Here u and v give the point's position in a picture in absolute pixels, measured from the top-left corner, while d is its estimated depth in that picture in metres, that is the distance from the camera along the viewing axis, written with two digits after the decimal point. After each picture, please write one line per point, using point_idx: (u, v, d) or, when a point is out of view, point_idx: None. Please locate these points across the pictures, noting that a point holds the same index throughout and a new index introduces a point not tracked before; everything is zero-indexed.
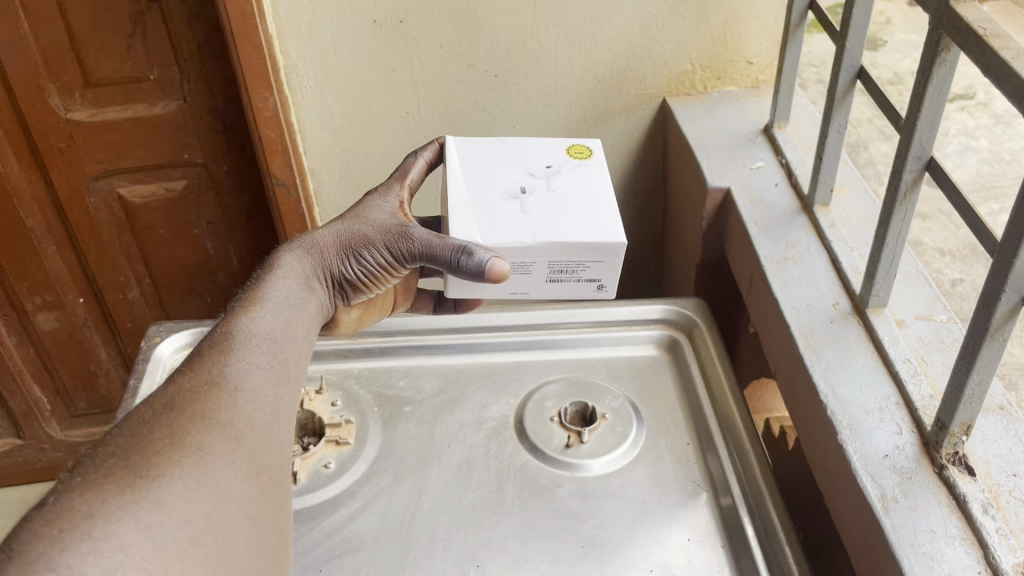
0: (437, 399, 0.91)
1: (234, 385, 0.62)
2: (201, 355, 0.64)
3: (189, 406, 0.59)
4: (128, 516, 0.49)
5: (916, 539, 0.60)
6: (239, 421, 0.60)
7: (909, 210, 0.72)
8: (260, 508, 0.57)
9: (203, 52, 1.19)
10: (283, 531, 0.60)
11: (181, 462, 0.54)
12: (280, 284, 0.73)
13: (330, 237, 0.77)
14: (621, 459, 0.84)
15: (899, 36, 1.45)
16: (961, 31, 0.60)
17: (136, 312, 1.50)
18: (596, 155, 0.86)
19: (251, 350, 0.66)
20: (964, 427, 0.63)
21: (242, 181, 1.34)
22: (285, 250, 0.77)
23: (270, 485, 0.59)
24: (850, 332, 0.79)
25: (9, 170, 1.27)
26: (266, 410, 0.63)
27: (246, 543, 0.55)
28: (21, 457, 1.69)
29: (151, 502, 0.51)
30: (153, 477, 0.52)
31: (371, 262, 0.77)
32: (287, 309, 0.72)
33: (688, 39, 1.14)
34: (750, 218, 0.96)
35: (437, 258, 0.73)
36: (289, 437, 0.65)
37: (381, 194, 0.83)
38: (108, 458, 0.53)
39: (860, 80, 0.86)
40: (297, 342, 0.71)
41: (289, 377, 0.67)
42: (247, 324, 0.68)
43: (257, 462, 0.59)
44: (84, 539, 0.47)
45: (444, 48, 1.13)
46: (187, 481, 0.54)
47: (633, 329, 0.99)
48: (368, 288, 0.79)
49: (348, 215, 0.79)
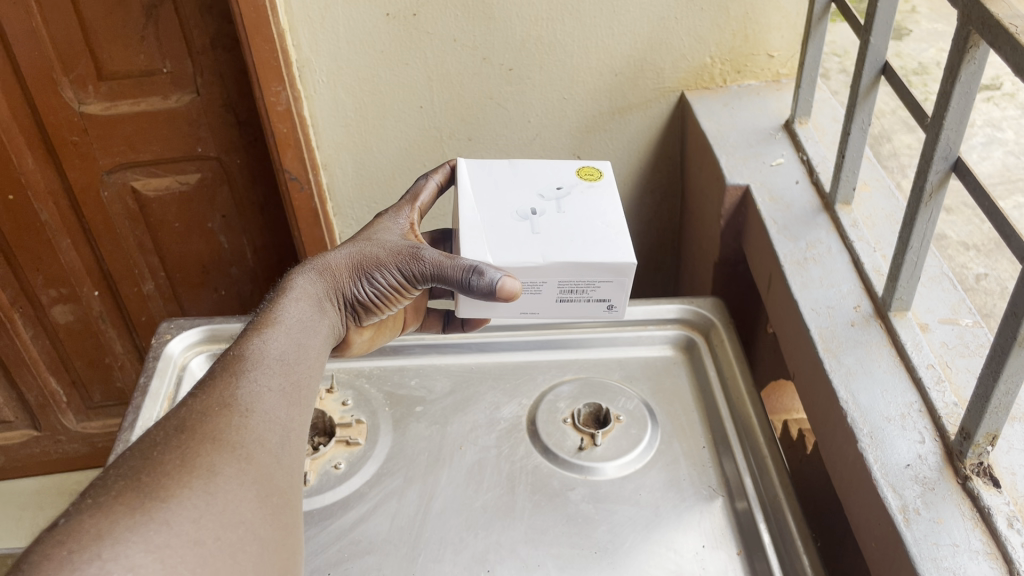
0: (449, 400, 0.90)
1: (245, 406, 0.61)
2: (212, 377, 0.63)
3: (199, 428, 0.58)
4: (136, 536, 0.49)
5: (938, 553, 0.58)
6: (249, 442, 0.59)
7: (934, 210, 0.70)
8: (271, 528, 0.56)
9: (216, 45, 1.18)
10: (294, 550, 0.58)
11: (190, 483, 0.54)
12: (293, 306, 0.72)
13: (342, 259, 0.76)
14: (636, 462, 0.83)
15: (924, 25, 1.41)
16: (991, 29, 0.57)
17: (151, 304, 1.51)
18: (607, 177, 0.85)
19: (263, 372, 0.65)
20: (989, 437, 0.61)
21: (255, 174, 1.33)
22: (298, 271, 0.76)
23: (281, 506, 0.58)
24: (871, 336, 0.77)
25: (23, 163, 1.28)
26: (277, 431, 0.62)
27: (256, 564, 0.54)
28: (38, 448, 1.71)
29: (159, 522, 0.51)
30: (162, 498, 0.52)
31: (383, 285, 0.76)
32: (300, 330, 0.71)
33: (708, 32, 1.12)
34: (769, 217, 0.94)
35: (448, 279, 0.72)
36: (300, 456, 0.64)
37: (392, 216, 0.82)
38: (118, 478, 0.53)
39: (884, 75, 0.83)
40: (309, 363, 0.70)
41: (300, 399, 0.66)
42: (259, 345, 0.67)
43: (267, 483, 0.58)
44: (92, 561, 0.47)
45: (459, 42, 1.11)
46: (195, 501, 0.53)
47: (648, 329, 0.97)
48: (379, 310, 0.78)
49: (360, 237, 0.79)
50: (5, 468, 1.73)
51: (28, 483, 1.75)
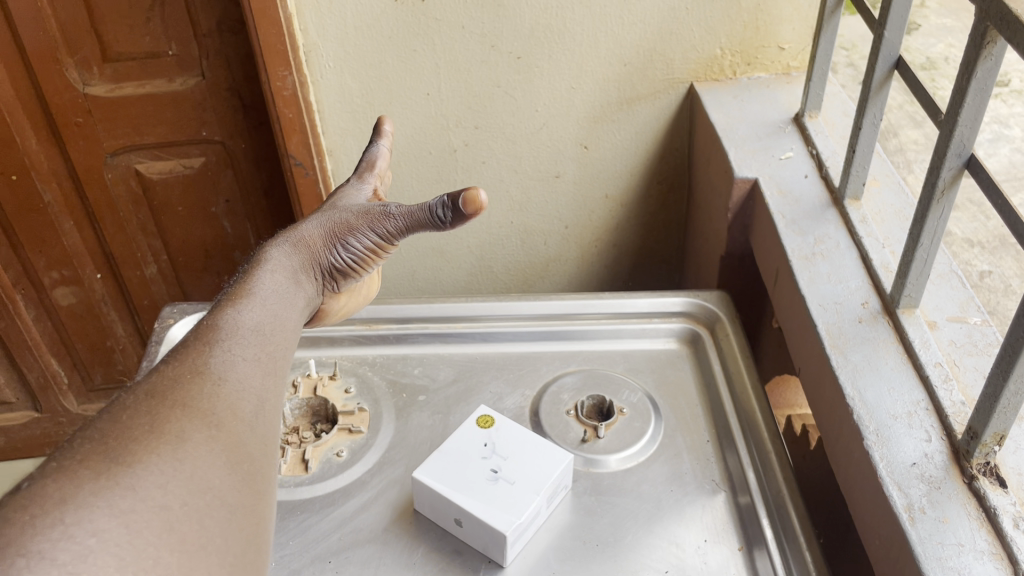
0: (452, 388, 0.90)
1: (218, 374, 0.56)
2: (184, 345, 0.58)
3: (170, 394, 0.53)
4: (101, 501, 0.44)
5: (943, 552, 0.57)
6: (221, 410, 0.54)
7: (946, 207, 0.69)
8: (241, 496, 0.51)
9: (222, 28, 1.17)
10: (262, 524, 0.53)
11: (158, 448, 0.49)
12: (268, 278, 0.68)
13: (312, 229, 0.74)
14: (639, 456, 0.82)
15: (933, 20, 1.39)
16: (1010, 24, 0.56)
17: (153, 288, 1.50)
18: None
19: (237, 342, 0.60)
20: (997, 437, 0.60)
21: (259, 159, 1.32)
22: (270, 245, 0.73)
23: (251, 474, 0.53)
24: (879, 333, 0.76)
25: (27, 144, 1.27)
26: (251, 400, 0.57)
27: (223, 532, 0.49)
28: (38, 430, 1.70)
29: (125, 488, 0.46)
30: (129, 462, 0.47)
31: (358, 249, 0.75)
32: (276, 301, 0.67)
33: (719, 23, 1.11)
34: (778, 210, 0.93)
35: (420, 224, 0.70)
36: (276, 426, 0.58)
37: (354, 184, 0.82)
38: (84, 442, 0.48)
39: (898, 70, 0.82)
40: (285, 334, 0.65)
41: (276, 369, 0.61)
42: (233, 317, 0.62)
43: (237, 450, 0.53)
44: (55, 525, 0.42)
45: (467, 28, 1.10)
46: (163, 467, 0.48)
47: (653, 322, 0.97)
48: (357, 274, 0.76)
49: (326, 208, 0.77)
50: (6, 450, 1.73)
51: (27, 465, 1.75)
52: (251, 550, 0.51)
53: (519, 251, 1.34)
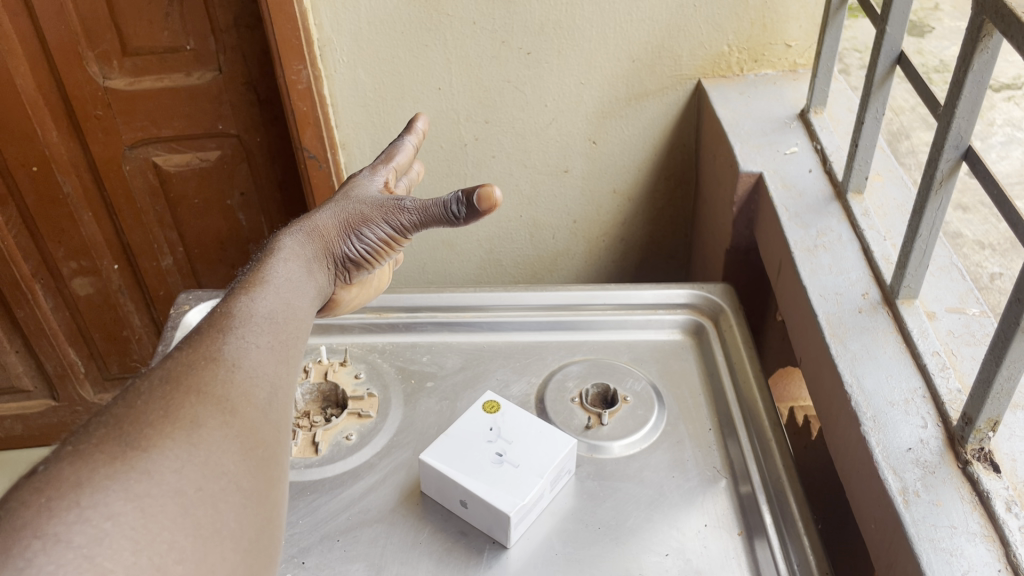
0: (460, 375, 0.92)
1: (232, 361, 0.57)
2: (199, 331, 0.59)
3: (184, 379, 0.54)
4: (117, 484, 0.45)
5: (936, 534, 0.59)
6: (235, 396, 0.55)
7: (944, 199, 0.70)
8: (255, 481, 0.52)
9: (239, 24, 1.20)
10: (275, 508, 0.54)
11: (172, 433, 0.49)
12: (281, 266, 0.70)
13: (328, 220, 0.77)
14: (642, 442, 0.84)
15: (947, 22, 1.40)
16: (1004, 17, 0.58)
17: (169, 279, 1.53)
18: None
19: (250, 329, 0.61)
20: (991, 422, 0.62)
21: (275, 153, 1.35)
22: (284, 233, 0.76)
23: (265, 460, 0.54)
24: (878, 323, 0.77)
25: (48, 136, 1.30)
26: (264, 387, 0.58)
27: (238, 516, 0.50)
28: (54, 419, 1.73)
29: (141, 472, 0.47)
30: (144, 446, 0.48)
31: (372, 240, 0.77)
32: (289, 290, 0.69)
33: (726, 21, 1.12)
34: (782, 204, 0.94)
35: (435, 219, 0.72)
36: (289, 414, 0.59)
37: (368, 175, 0.83)
38: (99, 426, 0.49)
39: (900, 65, 0.83)
40: (297, 321, 0.67)
41: (288, 357, 0.62)
42: (247, 304, 0.64)
43: (252, 436, 0.54)
44: (71, 507, 0.44)
45: (478, 24, 1.12)
46: (178, 452, 0.49)
47: (658, 313, 0.99)
48: (371, 265, 0.78)
49: (341, 199, 0.79)
50: (23, 438, 1.76)
51: (42, 453, 1.77)
52: (265, 536, 0.52)
53: (527, 245, 1.36)
